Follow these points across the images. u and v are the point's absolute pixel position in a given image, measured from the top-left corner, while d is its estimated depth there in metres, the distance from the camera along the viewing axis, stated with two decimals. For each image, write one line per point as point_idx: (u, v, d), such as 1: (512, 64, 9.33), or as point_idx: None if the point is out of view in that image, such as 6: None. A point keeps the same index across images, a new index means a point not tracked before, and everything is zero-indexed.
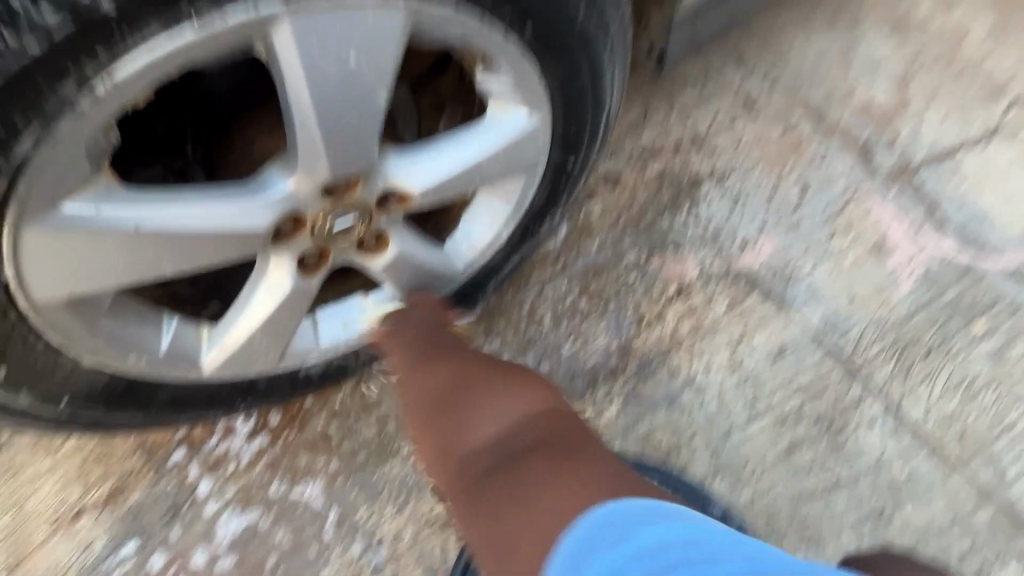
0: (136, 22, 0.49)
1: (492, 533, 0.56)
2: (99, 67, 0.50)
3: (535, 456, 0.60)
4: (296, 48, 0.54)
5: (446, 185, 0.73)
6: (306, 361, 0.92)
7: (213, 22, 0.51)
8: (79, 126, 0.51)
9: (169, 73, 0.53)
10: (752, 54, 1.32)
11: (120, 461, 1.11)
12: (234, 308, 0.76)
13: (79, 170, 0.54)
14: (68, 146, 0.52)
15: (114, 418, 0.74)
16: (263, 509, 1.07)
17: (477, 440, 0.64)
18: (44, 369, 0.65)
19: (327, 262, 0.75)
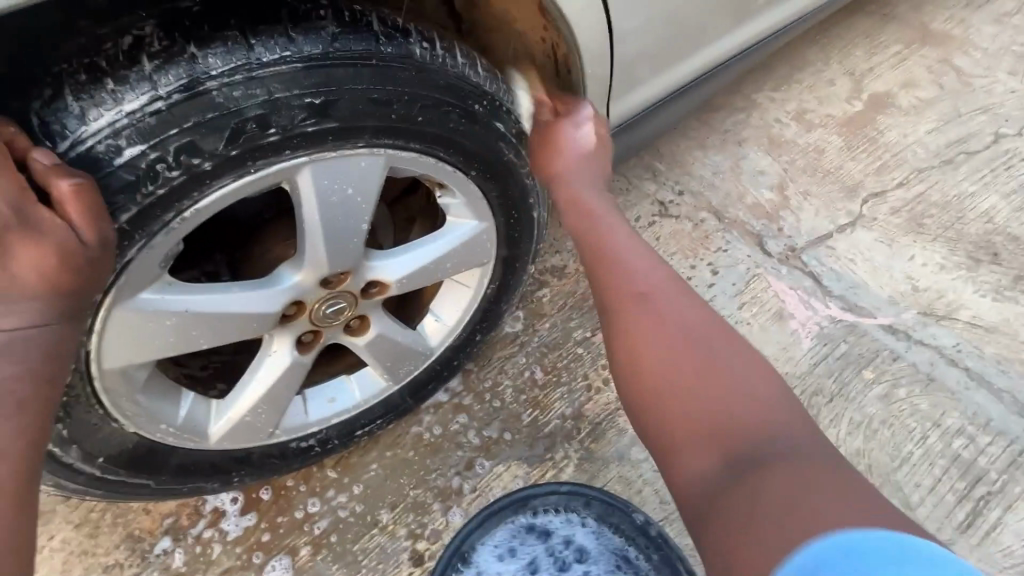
0: (219, 172, 0.69)
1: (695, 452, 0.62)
2: (185, 205, 0.69)
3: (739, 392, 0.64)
4: (309, 182, 0.76)
5: (414, 274, 0.95)
6: (296, 434, 1.05)
7: (264, 166, 0.72)
8: (166, 238, 0.70)
9: (226, 201, 0.72)
10: (662, 169, 1.65)
11: (106, 554, 1.16)
12: (240, 383, 0.91)
13: (151, 271, 0.72)
14: (152, 252, 0.70)
15: (128, 482, 0.85)
16: None
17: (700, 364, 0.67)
18: (88, 431, 0.77)
19: (320, 339, 0.94)
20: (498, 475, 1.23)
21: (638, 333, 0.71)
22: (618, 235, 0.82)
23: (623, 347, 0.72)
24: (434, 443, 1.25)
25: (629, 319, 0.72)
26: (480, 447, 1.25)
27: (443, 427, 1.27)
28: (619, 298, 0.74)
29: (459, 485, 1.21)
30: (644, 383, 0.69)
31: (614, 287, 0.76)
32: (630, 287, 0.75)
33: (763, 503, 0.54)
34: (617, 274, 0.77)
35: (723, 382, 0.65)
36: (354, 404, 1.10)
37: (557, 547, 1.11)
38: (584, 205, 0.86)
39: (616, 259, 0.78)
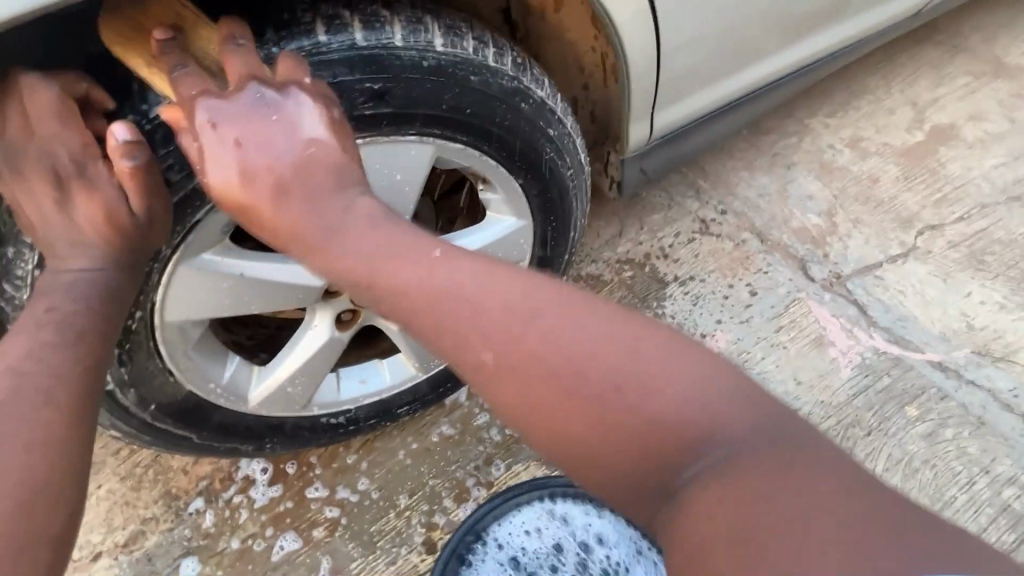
0: None
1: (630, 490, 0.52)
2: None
3: (629, 400, 0.52)
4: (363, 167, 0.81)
5: None
6: (326, 409, 1.10)
7: None
8: (232, 204, 0.76)
9: None
10: (707, 188, 1.64)
11: (144, 507, 1.23)
12: (282, 352, 0.97)
13: (214, 236, 0.78)
14: (218, 217, 0.77)
15: (173, 433, 0.91)
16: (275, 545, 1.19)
17: (592, 384, 0.53)
18: (142, 379, 0.82)
19: (357, 319, 0.99)
20: (516, 474, 1.24)
21: (489, 357, 0.56)
22: (283, 167, 0.64)
23: (464, 372, 0.58)
24: (457, 436, 1.28)
25: (448, 339, 0.58)
26: (501, 444, 1.27)
27: (466, 421, 1.29)
28: (419, 307, 0.59)
29: (477, 479, 1.23)
30: (506, 404, 0.56)
31: (417, 296, 0.59)
32: (341, 260, 0.61)
33: (711, 515, 0.45)
34: (364, 252, 0.61)
35: (636, 385, 0.53)
36: (384, 388, 1.15)
37: (569, 542, 1.10)
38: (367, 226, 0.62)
39: (403, 247, 0.61)
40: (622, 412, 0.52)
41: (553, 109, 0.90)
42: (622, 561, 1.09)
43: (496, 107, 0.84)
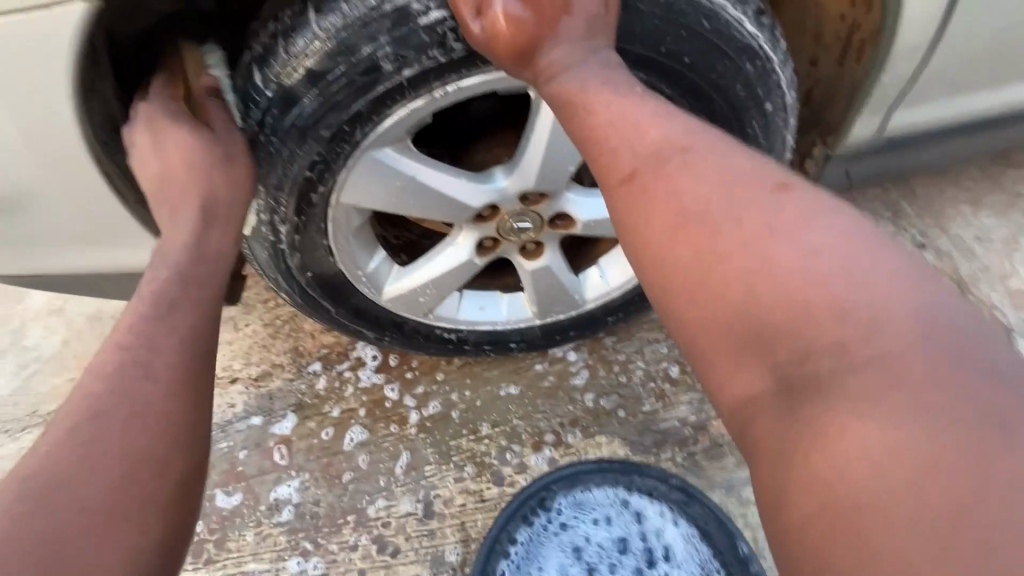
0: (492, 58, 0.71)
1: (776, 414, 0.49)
2: (453, 80, 0.71)
3: (764, 288, 0.49)
4: None
5: (602, 222, 0.96)
6: (442, 324, 1.14)
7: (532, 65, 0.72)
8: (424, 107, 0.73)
9: (483, 89, 0.74)
10: (910, 213, 1.38)
11: (274, 353, 1.39)
12: (421, 259, 1.01)
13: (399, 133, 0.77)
14: (409, 116, 0.74)
15: (317, 302, 0.97)
16: (359, 435, 1.28)
17: (734, 269, 0.51)
18: (302, 249, 0.86)
19: (496, 249, 1.00)
20: (597, 444, 1.21)
21: (723, 294, 0.52)
22: (628, 111, 0.63)
23: (679, 304, 0.55)
24: (550, 387, 1.28)
25: (696, 282, 0.54)
26: (591, 410, 1.25)
27: (562, 377, 1.29)
28: (685, 252, 0.55)
29: (558, 434, 1.23)
30: (718, 346, 0.52)
31: (686, 238, 0.55)
32: (640, 183, 0.59)
33: (866, 466, 0.42)
34: (661, 190, 0.58)
35: (776, 278, 0.49)
36: (499, 320, 1.17)
37: (635, 539, 1.06)
38: (612, 110, 0.64)
39: (703, 187, 0.56)
40: (760, 305, 0.49)
41: (777, 78, 0.77)
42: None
43: (720, 64, 0.74)
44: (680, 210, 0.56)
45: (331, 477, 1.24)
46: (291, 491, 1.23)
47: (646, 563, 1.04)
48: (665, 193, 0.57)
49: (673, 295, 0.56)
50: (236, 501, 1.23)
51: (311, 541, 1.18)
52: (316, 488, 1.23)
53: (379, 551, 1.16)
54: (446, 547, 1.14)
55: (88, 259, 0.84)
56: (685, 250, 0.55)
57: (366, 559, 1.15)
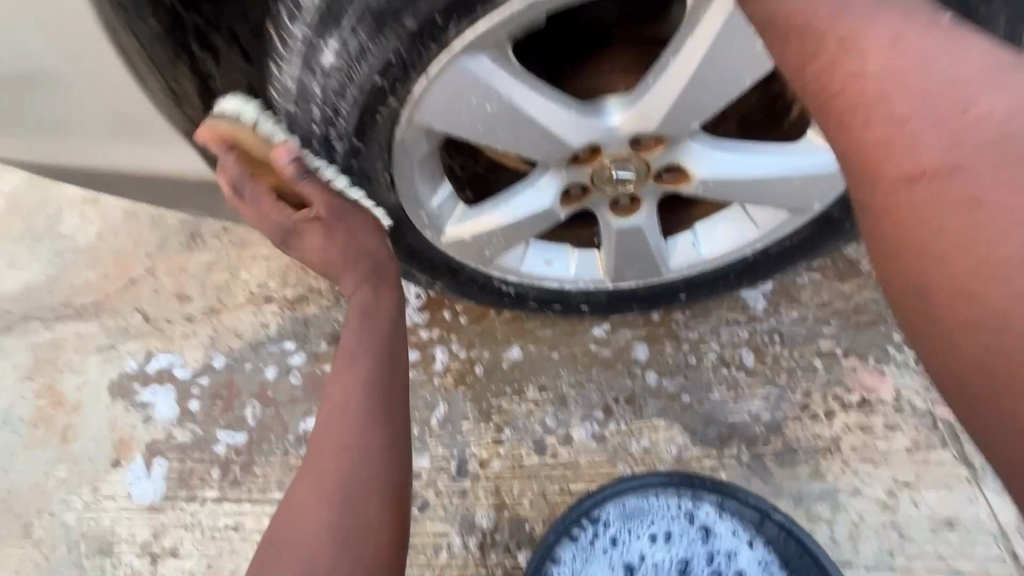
0: None
1: None
2: None
3: None
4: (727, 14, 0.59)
5: (723, 183, 0.78)
6: (501, 275, 0.99)
7: None
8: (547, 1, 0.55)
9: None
10: None
11: (314, 278, 1.33)
12: (491, 201, 0.85)
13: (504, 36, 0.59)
14: (525, 13, 0.56)
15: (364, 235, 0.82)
16: None
17: None
18: (358, 175, 0.71)
19: (583, 200, 0.83)
20: (653, 427, 1.09)
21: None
22: (923, 63, 0.43)
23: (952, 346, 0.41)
24: (608, 357, 1.15)
25: (1002, 332, 0.39)
26: (651, 389, 1.12)
27: (623, 348, 1.15)
28: (993, 289, 0.40)
29: (611, 409, 1.12)
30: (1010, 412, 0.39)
31: (997, 276, 0.40)
32: (931, 188, 0.42)
33: None
34: (963, 195, 0.41)
35: None
36: (565, 278, 1.02)
37: (700, 560, 0.95)
38: (886, 39, 0.44)
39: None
40: None
41: None
42: None
43: None
44: (1004, 218, 0.40)
45: None
46: None
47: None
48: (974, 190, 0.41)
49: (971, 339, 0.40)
50: (238, 442, 1.19)
51: None
52: None
53: None
54: (477, 511, 1.07)
55: (118, 154, 0.71)
56: (1003, 284, 0.39)
57: None
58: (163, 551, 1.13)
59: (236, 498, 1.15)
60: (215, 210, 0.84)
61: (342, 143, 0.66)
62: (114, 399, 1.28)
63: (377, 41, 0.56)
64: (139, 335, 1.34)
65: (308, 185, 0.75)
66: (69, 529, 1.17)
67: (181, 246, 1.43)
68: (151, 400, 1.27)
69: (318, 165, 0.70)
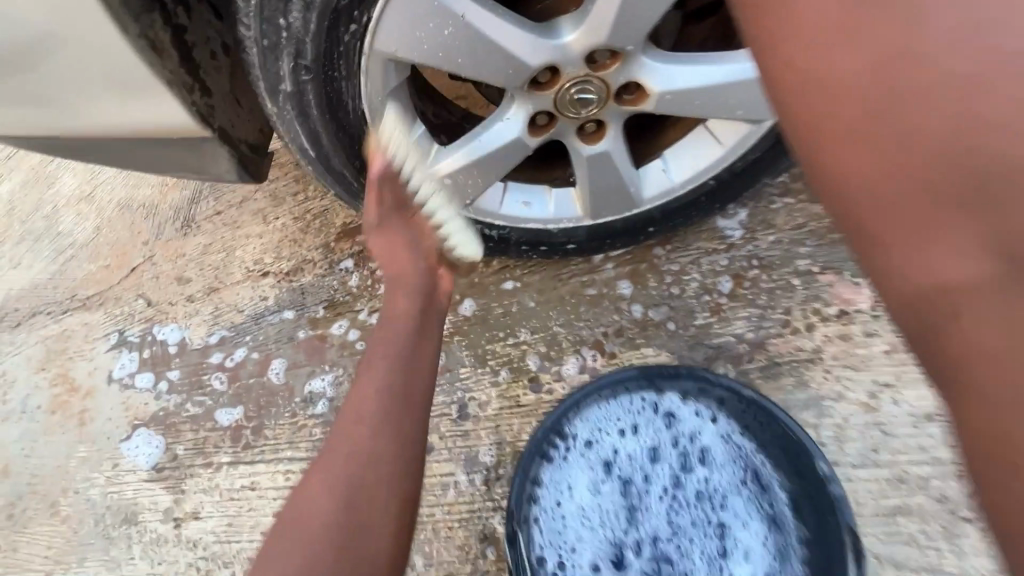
0: None
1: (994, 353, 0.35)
2: None
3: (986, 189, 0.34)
4: None
5: (681, 97, 0.82)
6: (483, 219, 1.04)
7: None
8: None
9: None
10: None
11: (307, 249, 1.37)
12: (464, 140, 0.90)
13: None
14: None
15: (346, 170, 0.86)
16: (277, 363, 1.27)
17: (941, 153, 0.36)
18: (335, 108, 0.76)
19: (551, 129, 0.87)
20: (643, 356, 1.14)
21: (936, 211, 0.36)
22: None
23: (891, 244, 0.38)
24: (593, 297, 1.19)
25: (897, 180, 0.37)
26: (638, 320, 1.16)
27: (608, 285, 1.20)
28: (851, 130, 0.39)
29: (601, 343, 1.16)
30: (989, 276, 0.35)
31: (870, 110, 0.38)
32: (847, 72, 0.39)
33: None
34: (843, 35, 0.39)
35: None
36: (545, 219, 1.06)
37: (665, 447, 1.00)
38: None
39: (903, 26, 0.38)
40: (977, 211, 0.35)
41: None
42: (729, 479, 0.98)
43: None
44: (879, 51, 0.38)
45: None
46: (326, 385, 1.23)
47: (683, 470, 0.99)
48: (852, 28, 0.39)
49: (843, 190, 0.40)
50: (240, 413, 1.24)
51: None
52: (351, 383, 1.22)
53: None
54: (479, 449, 1.12)
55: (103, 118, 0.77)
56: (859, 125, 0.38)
57: None
58: (185, 516, 1.18)
59: (250, 460, 1.20)
60: (201, 172, 0.89)
61: (312, 72, 0.72)
62: (124, 380, 1.33)
63: None
64: (143, 319, 1.39)
65: (282, 126, 0.79)
66: (94, 503, 1.22)
67: (176, 233, 1.47)
68: (159, 378, 1.31)
69: (291, 99, 0.75)
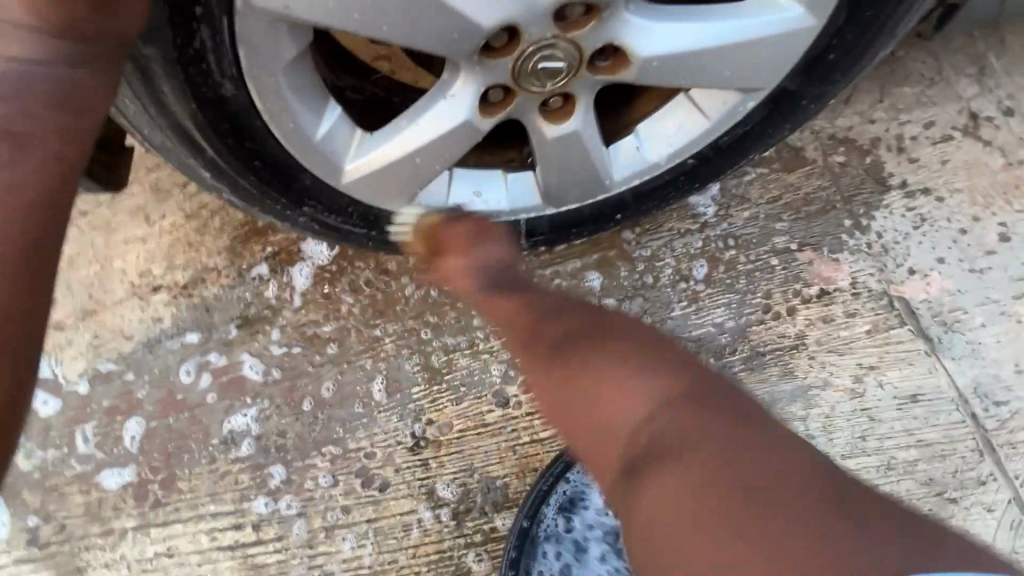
0: None
1: (650, 525, 0.55)
2: None
3: (662, 465, 0.57)
4: None
5: (668, 62, 0.67)
6: (424, 214, 0.85)
7: None
8: None
9: None
10: (998, 70, 1.16)
11: (207, 255, 1.11)
12: (394, 125, 0.70)
13: None
14: None
15: (230, 165, 0.69)
16: (133, 428, 1.03)
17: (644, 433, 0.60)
18: (203, 82, 0.61)
19: (508, 108, 0.69)
20: None
21: (669, 487, 0.55)
22: (646, 389, 0.62)
23: (643, 510, 0.56)
24: (561, 290, 1.05)
25: (661, 483, 0.56)
26: None
27: (575, 279, 1.05)
28: (649, 496, 0.56)
29: None
30: (693, 545, 0.51)
31: (663, 483, 0.55)
32: (691, 479, 0.54)
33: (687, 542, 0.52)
34: (666, 432, 0.58)
35: (701, 456, 0.55)
36: (498, 209, 0.88)
37: None
38: (589, 405, 0.64)
39: (688, 445, 0.56)
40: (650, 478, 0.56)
41: None
42: None
43: None
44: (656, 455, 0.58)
45: (296, 405, 1.02)
46: (249, 422, 1.02)
47: None
48: (679, 437, 0.57)
49: (634, 503, 0.57)
50: (132, 476, 1.01)
51: (279, 479, 0.99)
52: (279, 417, 1.02)
53: (364, 487, 0.97)
54: (440, 480, 0.97)
55: None
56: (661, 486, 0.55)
57: (350, 495, 0.97)
58: None
59: (163, 522, 0.98)
60: None
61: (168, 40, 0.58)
62: None
63: None
64: None
65: (135, 117, 0.64)
66: None
67: None
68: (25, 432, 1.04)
69: (141, 75, 0.60)
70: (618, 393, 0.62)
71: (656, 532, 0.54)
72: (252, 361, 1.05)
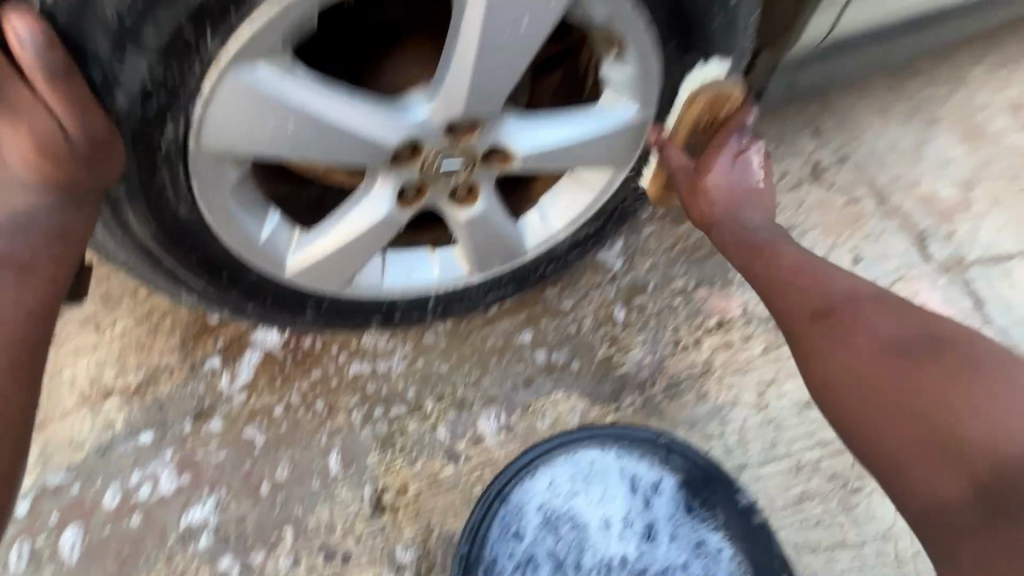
0: None
1: (900, 459, 0.65)
2: None
3: (883, 392, 0.68)
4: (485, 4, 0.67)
5: (544, 154, 0.84)
6: (369, 295, 0.97)
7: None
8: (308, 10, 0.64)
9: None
10: (830, 128, 1.41)
11: (157, 355, 1.15)
12: (328, 221, 0.83)
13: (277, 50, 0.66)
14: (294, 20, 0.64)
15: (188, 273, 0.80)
16: (71, 535, 1.04)
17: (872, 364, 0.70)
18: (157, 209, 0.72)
19: (422, 199, 0.84)
20: (555, 401, 1.13)
21: (892, 415, 0.67)
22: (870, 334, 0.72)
23: (879, 436, 0.67)
24: (499, 346, 1.16)
25: (937, 437, 0.63)
26: (544, 366, 1.15)
27: (507, 337, 1.17)
28: (888, 424, 0.67)
29: (514, 397, 1.13)
30: (931, 465, 0.63)
31: (885, 414, 0.67)
32: (905, 401, 0.66)
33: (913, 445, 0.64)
34: (895, 365, 0.69)
35: (915, 379, 0.67)
36: (429, 282, 1.00)
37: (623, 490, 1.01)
38: (827, 349, 0.74)
39: (909, 370, 0.68)
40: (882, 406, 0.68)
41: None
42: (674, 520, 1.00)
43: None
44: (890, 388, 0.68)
45: (252, 491, 1.06)
46: (207, 514, 1.05)
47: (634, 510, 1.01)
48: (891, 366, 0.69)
49: (872, 439, 0.68)
50: None
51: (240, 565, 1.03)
52: (237, 504, 1.06)
53: (327, 560, 1.03)
54: (400, 543, 1.03)
55: None
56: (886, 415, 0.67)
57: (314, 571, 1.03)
58: None
59: None
60: None
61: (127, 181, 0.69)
62: None
63: (124, 61, 0.61)
64: None
65: (105, 243, 0.76)
66: None
67: None
68: None
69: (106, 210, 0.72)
70: (861, 343, 0.72)
71: (901, 453, 0.65)
72: (208, 453, 1.09)
